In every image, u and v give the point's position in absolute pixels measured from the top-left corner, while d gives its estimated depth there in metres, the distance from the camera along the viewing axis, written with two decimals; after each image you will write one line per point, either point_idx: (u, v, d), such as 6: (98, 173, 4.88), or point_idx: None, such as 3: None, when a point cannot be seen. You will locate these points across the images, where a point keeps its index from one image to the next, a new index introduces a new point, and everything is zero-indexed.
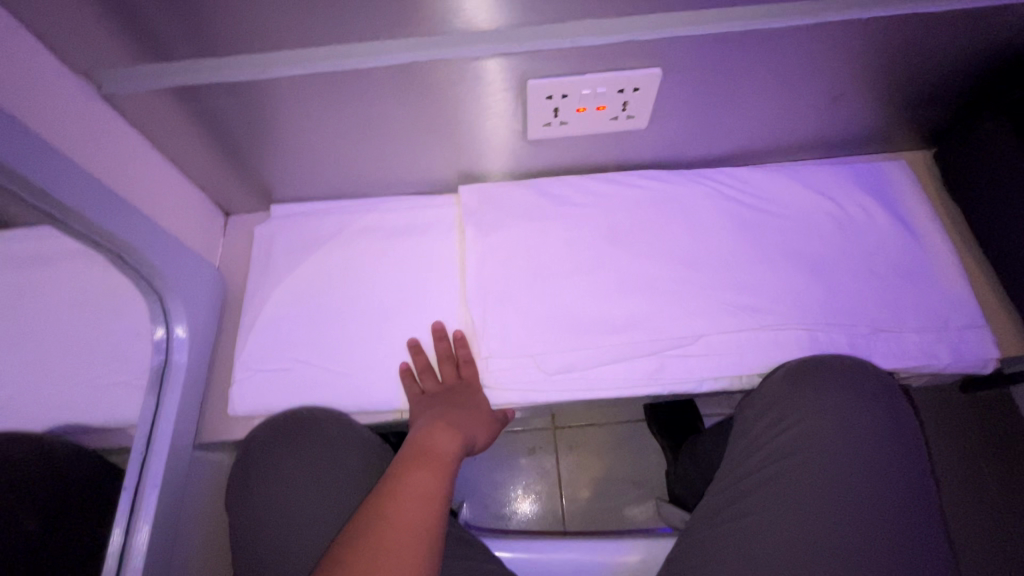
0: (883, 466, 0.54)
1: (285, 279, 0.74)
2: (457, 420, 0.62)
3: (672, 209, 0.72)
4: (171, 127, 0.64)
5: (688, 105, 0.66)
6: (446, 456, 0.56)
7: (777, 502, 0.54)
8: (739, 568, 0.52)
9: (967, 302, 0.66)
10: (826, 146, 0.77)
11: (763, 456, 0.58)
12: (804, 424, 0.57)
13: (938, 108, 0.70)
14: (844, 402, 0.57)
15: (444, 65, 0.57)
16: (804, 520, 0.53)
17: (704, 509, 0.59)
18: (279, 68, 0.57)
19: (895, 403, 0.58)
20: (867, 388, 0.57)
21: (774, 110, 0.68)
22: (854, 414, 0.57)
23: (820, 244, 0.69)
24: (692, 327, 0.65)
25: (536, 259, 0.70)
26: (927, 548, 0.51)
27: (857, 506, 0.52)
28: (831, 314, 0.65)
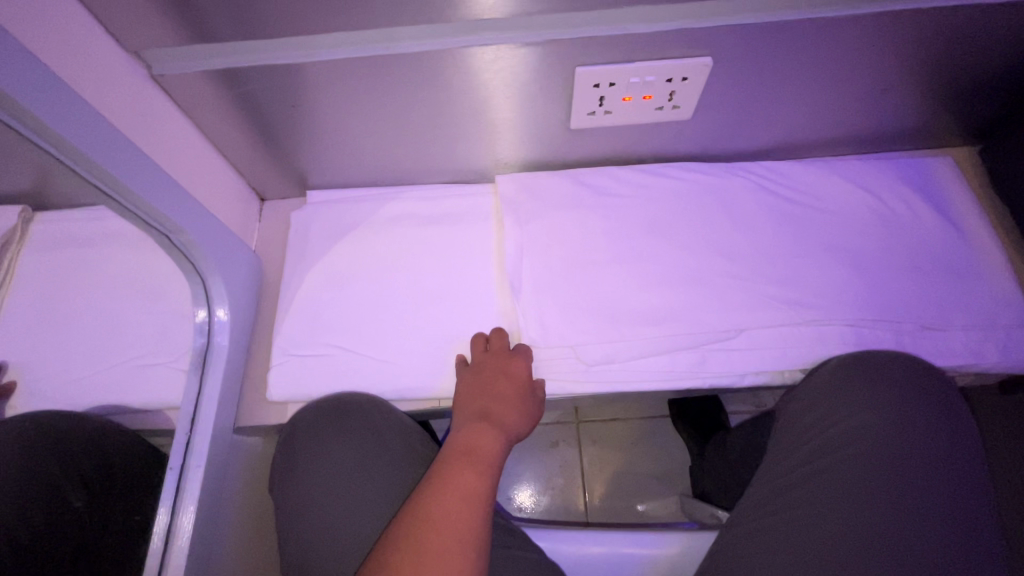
0: (935, 465, 0.54)
1: (322, 265, 0.74)
2: (503, 413, 0.59)
3: (715, 202, 0.71)
4: (213, 110, 0.64)
5: (735, 96, 0.65)
6: (491, 453, 0.54)
7: (825, 496, 0.54)
8: (785, 560, 0.52)
9: (1015, 301, 0.65)
10: (869, 140, 0.76)
11: (811, 450, 0.57)
12: (856, 420, 0.57)
13: (988, 103, 0.69)
14: (894, 398, 0.57)
15: (494, 50, 0.56)
16: (854, 515, 0.52)
17: (749, 501, 0.58)
18: (325, 51, 0.56)
19: (949, 402, 0.57)
20: (918, 385, 0.57)
21: (821, 102, 0.67)
22: (905, 411, 0.56)
23: (866, 239, 0.68)
24: (734, 321, 0.64)
25: (577, 250, 0.69)
26: (982, 550, 0.50)
27: (909, 503, 0.52)
28: (876, 311, 0.64)
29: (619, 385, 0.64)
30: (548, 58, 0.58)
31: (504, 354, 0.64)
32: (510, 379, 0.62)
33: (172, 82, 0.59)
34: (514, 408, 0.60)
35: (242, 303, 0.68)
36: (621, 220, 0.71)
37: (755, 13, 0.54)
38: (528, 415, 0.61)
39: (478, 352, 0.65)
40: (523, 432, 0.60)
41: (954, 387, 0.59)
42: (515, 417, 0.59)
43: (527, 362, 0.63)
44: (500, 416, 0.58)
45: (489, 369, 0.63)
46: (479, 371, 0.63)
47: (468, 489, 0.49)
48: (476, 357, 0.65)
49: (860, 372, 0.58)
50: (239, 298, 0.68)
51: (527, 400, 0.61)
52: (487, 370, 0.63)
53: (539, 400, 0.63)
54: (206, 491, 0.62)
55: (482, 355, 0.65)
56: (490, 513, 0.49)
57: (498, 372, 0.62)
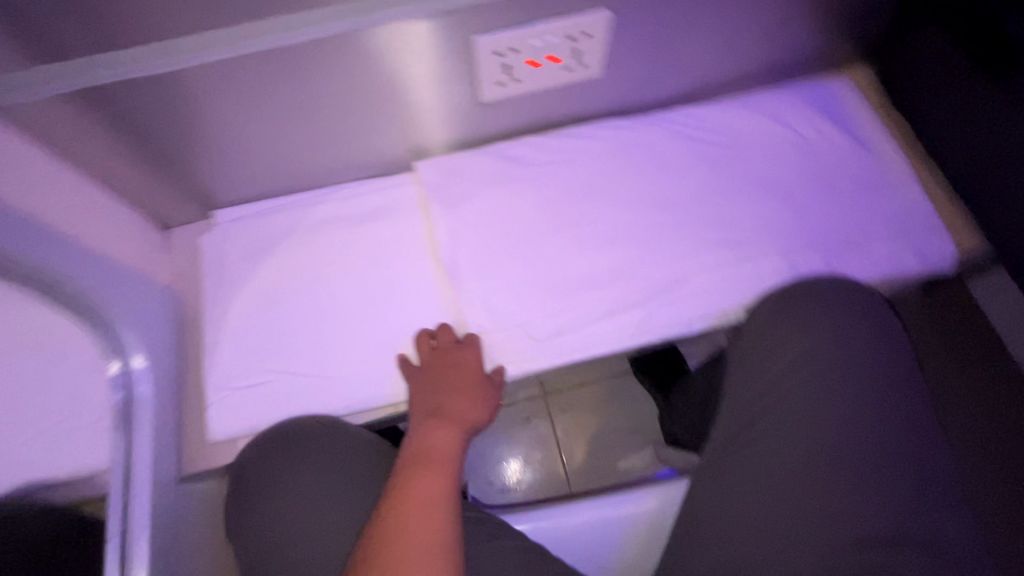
0: (874, 376, 0.56)
1: (246, 287, 0.68)
2: (458, 406, 0.57)
3: (640, 156, 0.71)
4: (82, 138, 0.57)
5: (643, 47, 0.64)
6: (448, 452, 0.52)
7: (781, 426, 0.56)
8: (753, 495, 0.54)
9: (924, 207, 0.69)
10: (773, 72, 0.77)
11: (761, 384, 0.59)
12: (799, 347, 0.59)
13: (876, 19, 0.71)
14: (827, 320, 0.59)
15: (390, 32, 0.53)
16: (810, 438, 0.54)
17: (712, 445, 0.59)
18: (195, 56, 0.51)
19: (877, 314, 0.60)
20: (846, 303, 0.60)
21: (722, 41, 0.67)
22: (839, 329, 0.59)
23: (784, 171, 0.70)
24: (674, 272, 0.65)
25: (511, 228, 0.67)
26: (924, 445, 0.54)
27: (854, 417, 0.54)
28: (803, 237, 0.66)
29: (571, 356, 0.64)
30: (445, 27, 0.55)
31: (453, 349, 0.62)
32: (461, 371, 0.60)
33: (20, 112, 0.51)
34: (469, 400, 0.58)
35: (162, 345, 0.62)
36: (549, 190, 0.69)
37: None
38: (486, 401, 0.59)
39: (425, 352, 0.63)
40: (484, 421, 0.59)
41: (880, 299, 0.62)
42: (471, 408, 0.58)
43: (476, 352, 0.61)
44: (455, 410, 0.57)
45: (437, 366, 0.60)
46: (428, 370, 0.61)
47: (428, 492, 0.48)
48: (424, 357, 0.62)
49: (796, 302, 0.60)
50: (157, 341, 0.62)
51: (483, 389, 0.60)
52: (436, 367, 0.61)
53: (497, 386, 0.61)
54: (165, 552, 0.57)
55: (428, 353, 0.62)
56: (456, 515, 0.48)
57: (447, 367, 0.60)
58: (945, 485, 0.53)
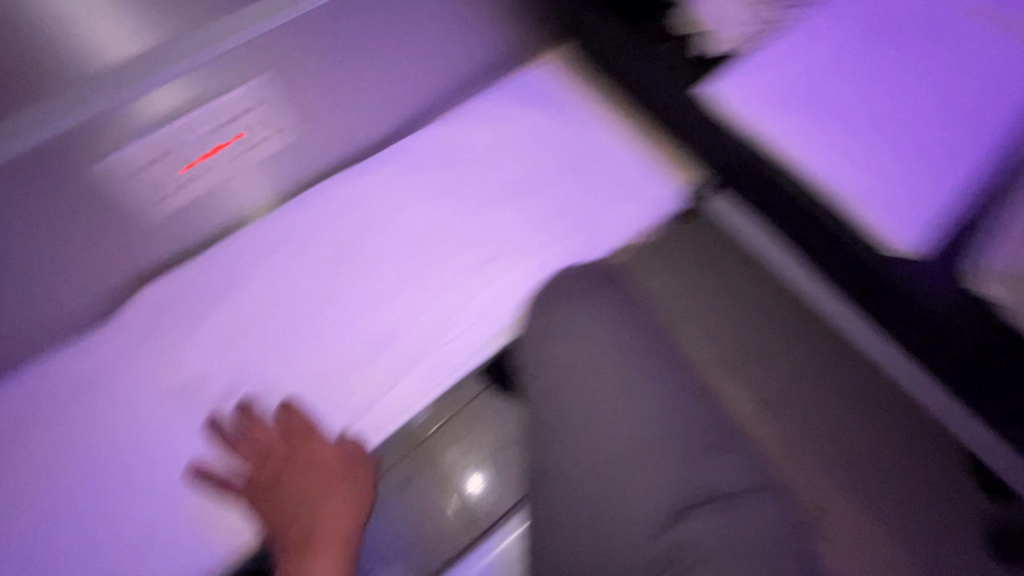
0: (628, 348, 0.62)
1: (18, 483, 0.63)
2: (331, 493, 0.68)
3: (381, 204, 0.75)
4: None
5: (327, 91, 0.68)
6: (336, 534, 0.66)
7: (578, 438, 0.57)
8: (586, 516, 0.54)
9: (637, 163, 0.79)
10: (478, 82, 0.84)
11: (548, 406, 0.61)
12: (561, 357, 0.62)
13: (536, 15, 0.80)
14: (572, 323, 0.64)
15: (34, 157, 0.52)
16: (590, 419, 0.58)
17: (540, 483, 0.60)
18: None
19: (607, 299, 0.67)
20: (581, 301, 0.66)
21: (400, 70, 0.73)
22: (585, 326, 0.64)
23: (510, 169, 0.77)
24: (441, 296, 0.71)
25: (286, 313, 0.70)
26: (682, 398, 0.60)
27: (627, 399, 0.58)
28: (543, 225, 0.74)
29: (382, 409, 0.68)
30: (72, 137, 0.53)
31: (302, 439, 0.66)
32: (324, 466, 0.67)
33: None
34: (339, 488, 0.68)
35: None
36: (308, 263, 0.72)
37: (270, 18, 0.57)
38: (355, 471, 0.66)
39: (279, 445, 0.67)
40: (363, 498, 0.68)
41: (608, 281, 0.69)
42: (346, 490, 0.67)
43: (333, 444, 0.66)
44: (327, 499, 0.68)
45: (299, 457, 0.67)
46: (285, 460, 0.68)
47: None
48: (279, 448, 0.67)
49: (552, 307, 0.66)
50: None
51: (352, 478, 0.67)
52: (291, 458, 0.68)
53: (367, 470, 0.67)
54: None
55: (284, 443, 0.67)
56: None
57: (307, 464, 0.67)
58: (708, 426, 0.58)
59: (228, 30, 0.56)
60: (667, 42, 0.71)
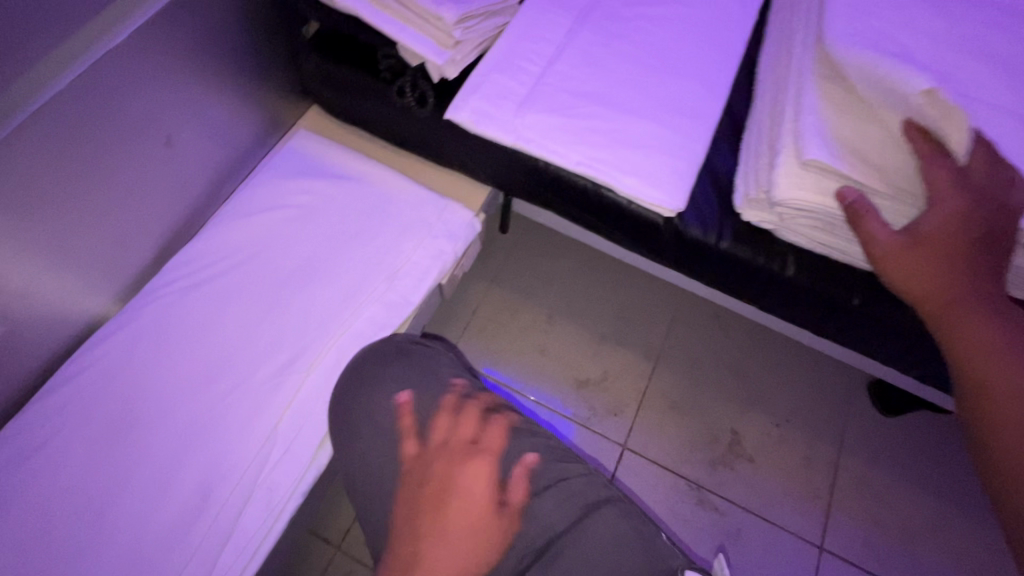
0: (449, 401, 0.61)
1: None
2: (454, 528, 0.55)
3: (153, 349, 0.63)
4: None
5: (36, 245, 0.56)
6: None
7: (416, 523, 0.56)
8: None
9: (427, 196, 0.73)
10: (227, 174, 0.77)
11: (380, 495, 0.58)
12: (382, 441, 0.59)
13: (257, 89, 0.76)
14: (386, 398, 0.61)
15: None
16: (438, 479, 0.57)
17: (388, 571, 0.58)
18: None
19: (417, 359, 0.64)
20: (391, 371, 0.62)
21: (129, 196, 0.64)
22: (400, 398, 0.61)
23: (296, 254, 0.69)
24: (262, 423, 0.61)
25: (65, 533, 0.55)
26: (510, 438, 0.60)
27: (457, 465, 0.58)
28: (351, 300, 0.67)
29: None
30: None
31: (466, 446, 0.59)
32: (473, 468, 0.58)
33: None
34: (460, 527, 0.55)
35: None
36: (76, 463, 0.58)
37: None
38: (501, 517, 0.56)
39: (444, 436, 0.59)
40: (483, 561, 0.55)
41: (413, 340, 0.66)
42: (458, 537, 0.55)
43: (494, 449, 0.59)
44: (444, 537, 0.54)
45: (455, 455, 0.58)
46: (454, 460, 0.58)
47: None
48: (443, 437, 0.59)
49: (362, 369, 0.62)
50: None
51: (487, 521, 0.56)
52: (456, 463, 0.58)
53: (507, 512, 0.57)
54: None
55: (454, 431, 0.59)
56: None
57: (464, 460, 0.58)
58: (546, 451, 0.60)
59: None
60: (408, 75, 0.69)
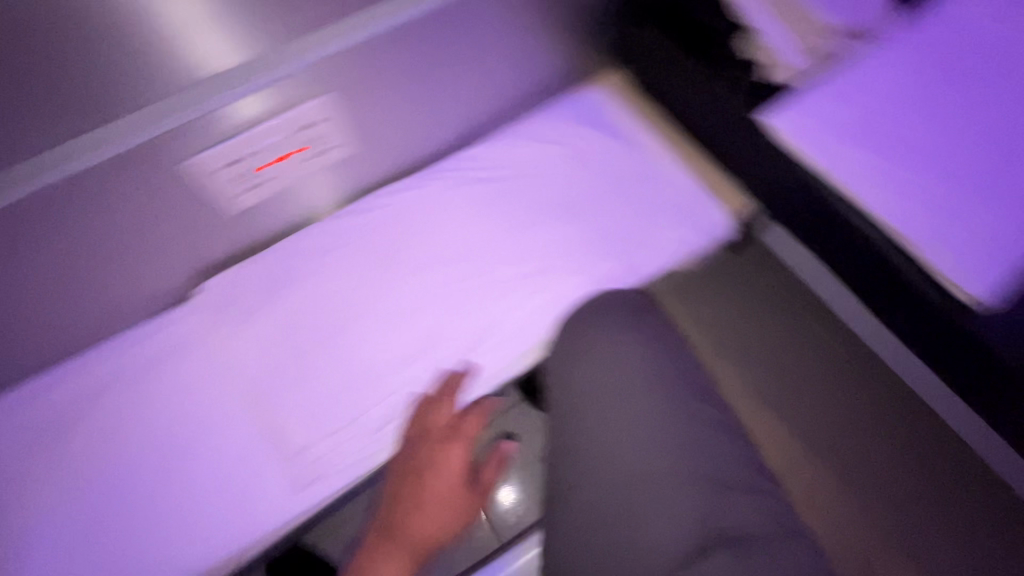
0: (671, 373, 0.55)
1: (32, 479, 0.60)
2: (422, 521, 0.53)
3: (425, 215, 0.70)
4: None
5: (394, 100, 0.66)
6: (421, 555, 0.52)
7: (582, 462, 0.51)
8: (581, 545, 0.47)
9: (690, 187, 0.75)
10: (531, 100, 0.83)
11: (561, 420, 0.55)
12: (583, 370, 0.56)
13: (593, 36, 0.79)
14: (604, 334, 0.58)
15: (119, 162, 0.52)
16: (637, 440, 0.50)
17: (546, 499, 0.55)
18: None
19: (644, 317, 0.61)
20: (618, 315, 0.60)
21: (463, 90, 0.71)
22: (615, 340, 0.58)
23: (563, 189, 0.73)
24: (485, 318, 0.64)
25: (310, 329, 0.64)
26: (726, 438, 0.52)
27: (644, 428, 0.51)
28: (595, 248, 0.69)
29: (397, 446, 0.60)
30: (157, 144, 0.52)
31: (450, 431, 0.57)
32: (447, 470, 0.55)
33: None
34: (435, 511, 0.53)
35: None
36: (341, 275, 0.66)
37: (333, 43, 0.56)
38: (471, 497, 0.55)
39: (428, 431, 0.58)
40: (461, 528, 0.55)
41: (647, 300, 0.63)
42: (433, 517, 0.53)
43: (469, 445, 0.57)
44: (409, 529, 0.53)
45: (422, 456, 0.56)
46: (414, 465, 0.56)
47: None
48: (418, 433, 0.58)
49: (598, 312, 0.61)
50: None
51: (462, 500, 0.55)
52: (424, 455, 0.56)
53: (486, 487, 0.56)
54: None
55: (435, 422, 0.58)
56: None
57: (436, 460, 0.55)
58: (744, 463, 0.50)
59: (339, 29, 0.57)
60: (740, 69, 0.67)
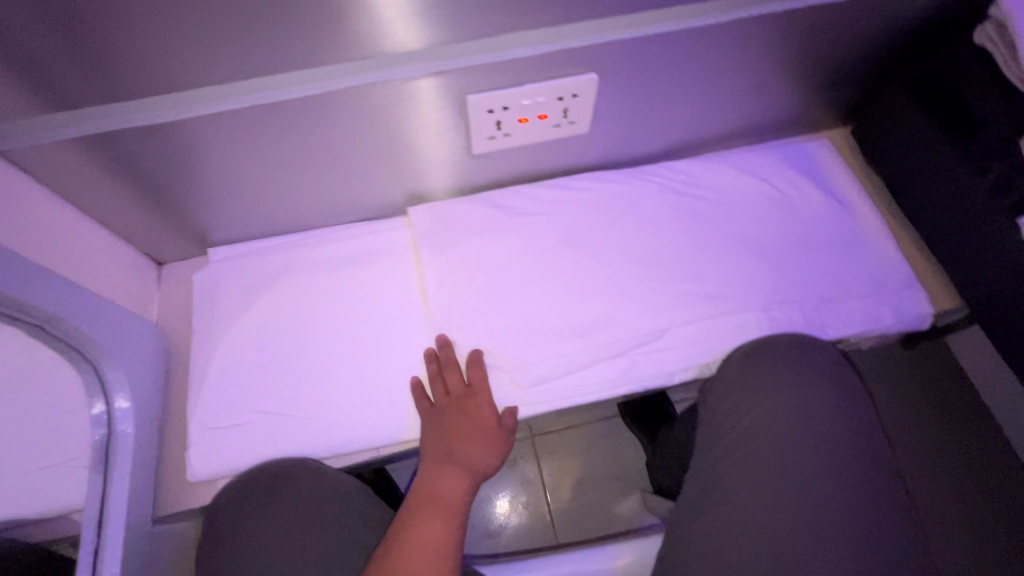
0: (858, 444, 0.56)
1: (238, 322, 0.69)
2: (467, 453, 0.61)
3: (624, 209, 0.73)
4: (54, 159, 0.55)
5: (644, 97, 0.67)
6: (453, 501, 0.59)
7: (744, 488, 0.55)
8: (726, 557, 0.52)
9: (899, 264, 0.71)
10: (754, 131, 0.81)
11: (729, 443, 0.58)
12: (766, 405, 0.58)
13: (847, 86, 0.76)
14: (799, 377, 0.58)
15: (400, 86, 0.56)
16: (783, 513, 0.53)
17: (685, 505, 0.58)
18: (191, 109, 0.53)
19: (841, 375, 0.59)
20: (818, 363, 0.59)
21: (704, 104, 0.71)
22: (808, 389, 0.58)
23: (764, 226, 0.73)
24: (657, 322, 0.66)
25: (494, 278, 0.69)
26: (884, 510, 0.53)
27: (818, 481, 0.54)
28: (783, 292, 0.68)
29: (545, 408, 0.64)
30: (444, 80, 0.56)
31: (466, 391, 0.63)
32: (471, 419, 0.62)
33: (29, 154, 0.53)
34: (476, 447, 0.61)
35: (148, 380, 0.63)
36: (535, 239, 0.71)
37: (582, 37, 0.56)
38: (507, 435, 0.62)
39: (440, 388, 0.64)
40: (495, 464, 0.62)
41: (844, 357, 0.62)
42: (479, 453, 0.61)
43: (489, 399, 0.62)
44: (465, 457, 0.61)
45: (450, 405, 0.63)
46: (435, 418, 0.62)
47: (434, 538, 0.55)
48: (440, 387, 0.64)
49: (759, 358, 0.59)
50: (143, 377, 0.62)
51: (497, 438, 0.62)
52: (450, 414, 0.63)
53: (509, 432, 0.63)
54: None
55: (444, 380, 0.64)
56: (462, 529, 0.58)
57: (460, 413, 0.62)
58: (909, 550, 0.51)
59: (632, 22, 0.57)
60: None
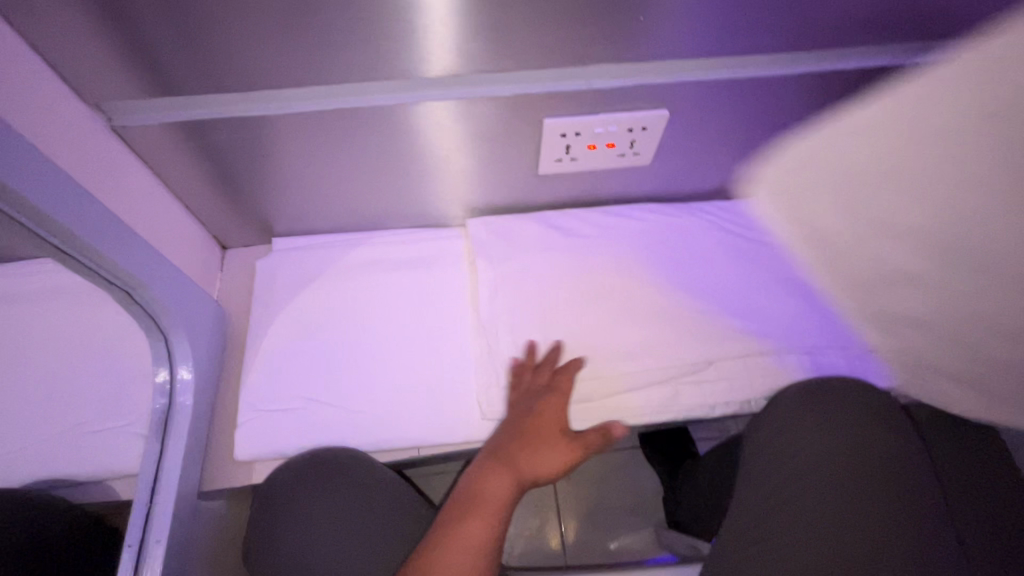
0: (915, 494, 0.54)
1: (294, 311, 0.72)
2: (523, 453, 0.58)
3: (675, 242, 0.76)
4: (157, 143, 0.58)
5: (708, 137, 0.70)
6: (495, 499, 0.54)
7: (794, 524, 0.55)
8: None
9: None
10: None
11: (780, 478, 0.59)
12: (819, 445, 0.59)
13: None
14: (851, 420, 0.59)
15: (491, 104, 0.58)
16: (836, 554, 0.52)
17: (730, 536, 0.58)
18: (289, 105, 0.55)
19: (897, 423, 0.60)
20: (870, 408, 0.60)
21: (764, 149, 0.74)
22: (863, 432, 0.58)
23: (811, 272, 0.74)
24: (703, 354, 0.67)
25: (547, 295, 0.71)
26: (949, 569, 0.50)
27: (875, 526, 0.52)
28: (826, 338, 0.70)
29: (582, 426, 0.65)
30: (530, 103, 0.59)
31: (545, 391, 0.63)
32: (540, 419, 0.61)
33: (135, 133, 0.56)
34: (538, 449, 0.58)
35: (208, 357, 0.65)
36: (589, 262, 0.73)
37: (663, 76, 0.59)
38: (578, 446, 0.59)
39: (523, 385, 0.65)
40: (555, 475, 0.58)
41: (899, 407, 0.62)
42: (539, 456, 0.58)
43: (563, 403, 0.62)
44: (520, 456, 0.58)
45: (524, 402, 0.63)
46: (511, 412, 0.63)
47: (470, 534, 0.51)
48: (524, 384, 0.65)
49: (816, 398, 0.62)
50: (205, 353, 0.65)
51: (563, 445, 0.59)
52: (521, 409, 0.62)
53: (587, 445, 0.59)
54: (173, 559, 0.56)
55: (531, 376, 0.65)
56: (500, 535, 0.52)
57: (529, 411, 0.61)
58: None
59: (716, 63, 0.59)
60: None
